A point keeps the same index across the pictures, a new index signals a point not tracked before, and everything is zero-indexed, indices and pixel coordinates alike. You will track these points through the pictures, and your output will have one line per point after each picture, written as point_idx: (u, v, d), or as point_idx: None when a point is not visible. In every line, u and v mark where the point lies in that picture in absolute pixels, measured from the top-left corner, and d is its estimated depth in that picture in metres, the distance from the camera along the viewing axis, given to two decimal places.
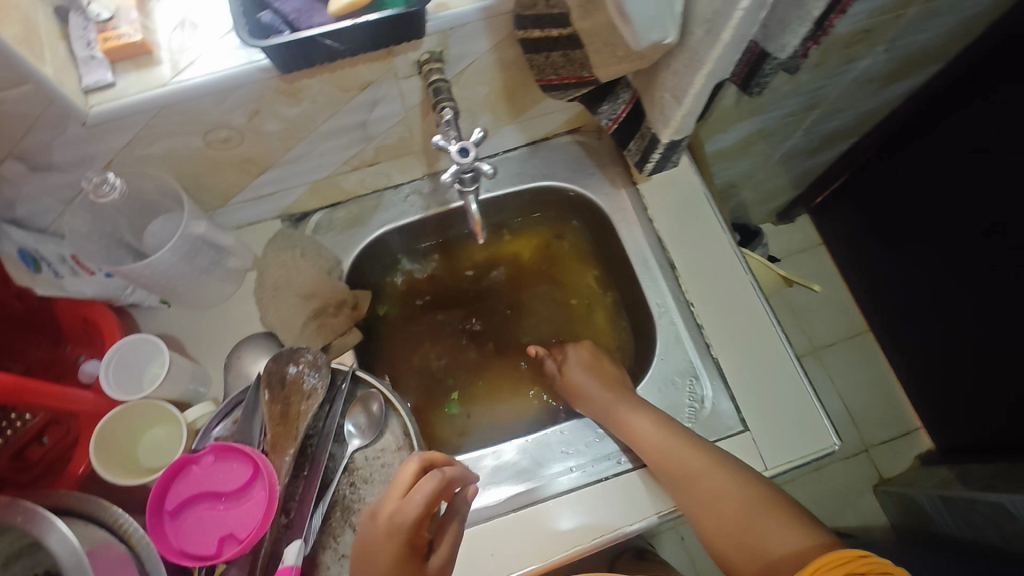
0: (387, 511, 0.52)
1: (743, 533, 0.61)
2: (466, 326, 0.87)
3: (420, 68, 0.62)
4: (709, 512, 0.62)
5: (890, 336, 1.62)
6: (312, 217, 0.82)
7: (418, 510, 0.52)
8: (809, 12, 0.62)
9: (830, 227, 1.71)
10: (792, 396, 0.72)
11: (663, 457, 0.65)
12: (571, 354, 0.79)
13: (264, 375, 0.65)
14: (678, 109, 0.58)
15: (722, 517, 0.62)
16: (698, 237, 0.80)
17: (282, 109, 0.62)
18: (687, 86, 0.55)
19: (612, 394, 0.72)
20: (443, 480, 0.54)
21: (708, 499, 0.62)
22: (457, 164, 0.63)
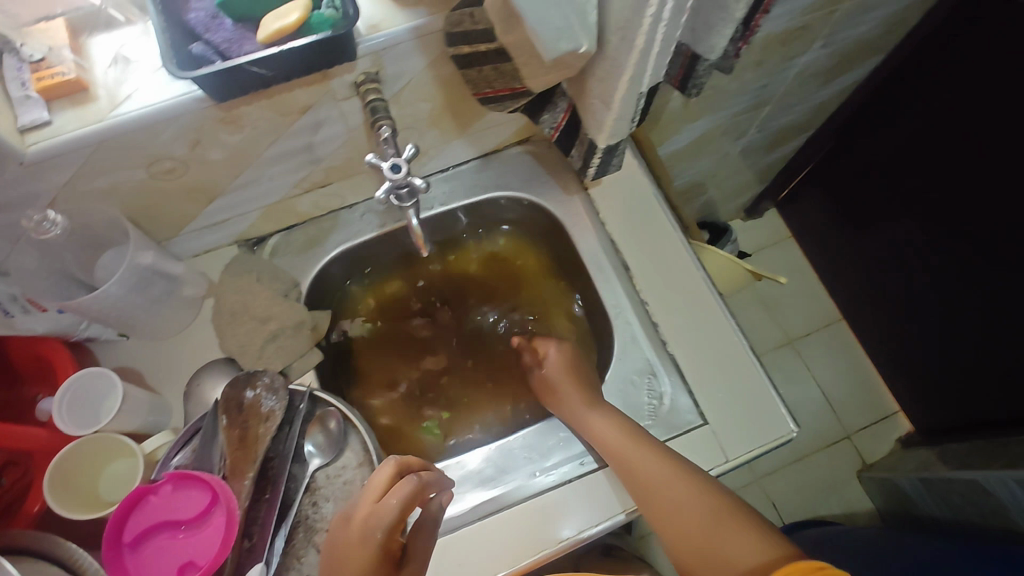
0: (362, 514, 0.54)
1: (698, 538, 0.59)
2: (431, 340, 0.88)
3: (358, 89, 0.63)
4: (664, 513, 0.62)
5: (862, 323, 1.65)
6: (268, 241, 0.83)
7: (394, 514, 0.54)
8: (731, 14, 0.64)
9: (798, 218, 1.73)
10: (749, 387, 0.74)
11: (620, 453, 0.66)
12: (552, 349, 0.80)
13: (221, 401, 0.65)
14: (608, 114, 0.59)
15: (677, 519, 0.61)
16: (650, 236, 0.82)
17: (224, 137, 0.63)
18: (613, 91, 0.56)
19: (585, 395, 0.72)
20: (418, 483, 0.56)
21: (662, 499, 0.62)
22: (390, 180, 0.64)
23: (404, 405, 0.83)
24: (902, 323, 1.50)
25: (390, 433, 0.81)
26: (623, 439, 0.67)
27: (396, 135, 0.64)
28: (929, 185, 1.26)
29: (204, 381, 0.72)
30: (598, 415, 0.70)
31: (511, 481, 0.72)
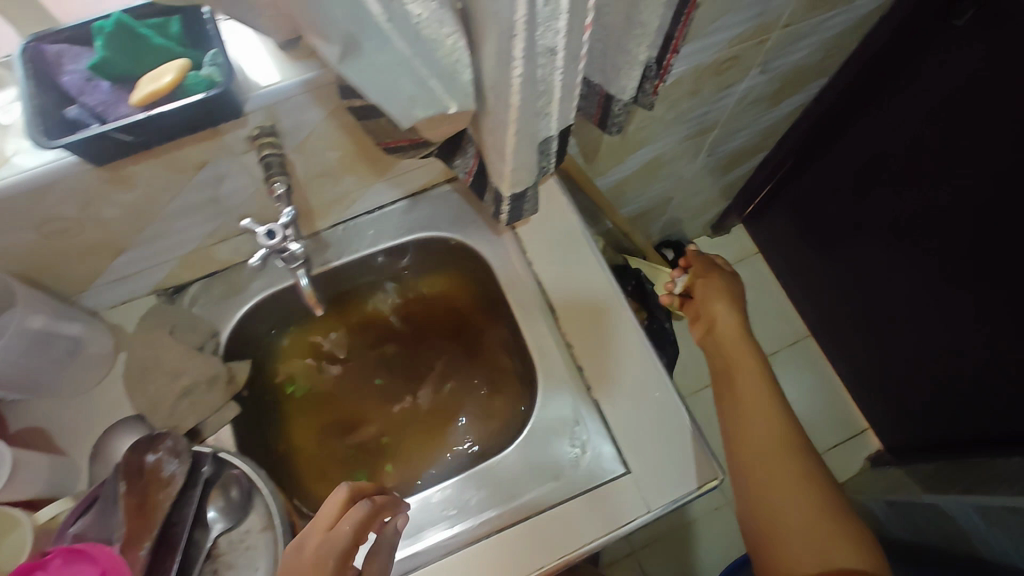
0: (313, 543, 0.56)
1: (768, 480, 0.69)
2: (360, 383, 0.85)
3: (253, 143, 0.62)
4: (755, 447, 0.71)
5: (831, 340, 1.61)
6: (188, 289, 0.81)
7: (346, 541, 0.55)
8: (635, 57, 0.63)
9: (764, 234, 1.71)
10: (673, 432, 0.72)
11: (751, 386, 0.77)
12: (716, 284, 0.91)
13: (121, 464, 0.63)
14: (504, 164, 0.58)
15: (760, 458, 0.71)
16: (574, 278, 0.80)
17: (116, 196, 0.61)
18: (504, 144, 0.55)
19: (750, 349, 0.82)
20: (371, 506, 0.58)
21: (759, 438, 0.72)
22: (265, 245, 0.66)
23: (328, 455, 0.81)
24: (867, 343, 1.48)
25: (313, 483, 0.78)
26: (759, 380, 0.77)
27: (290, 191, 0.65)
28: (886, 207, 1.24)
29: (114, 441, 0.70)
30: (738, 330, 0.84)
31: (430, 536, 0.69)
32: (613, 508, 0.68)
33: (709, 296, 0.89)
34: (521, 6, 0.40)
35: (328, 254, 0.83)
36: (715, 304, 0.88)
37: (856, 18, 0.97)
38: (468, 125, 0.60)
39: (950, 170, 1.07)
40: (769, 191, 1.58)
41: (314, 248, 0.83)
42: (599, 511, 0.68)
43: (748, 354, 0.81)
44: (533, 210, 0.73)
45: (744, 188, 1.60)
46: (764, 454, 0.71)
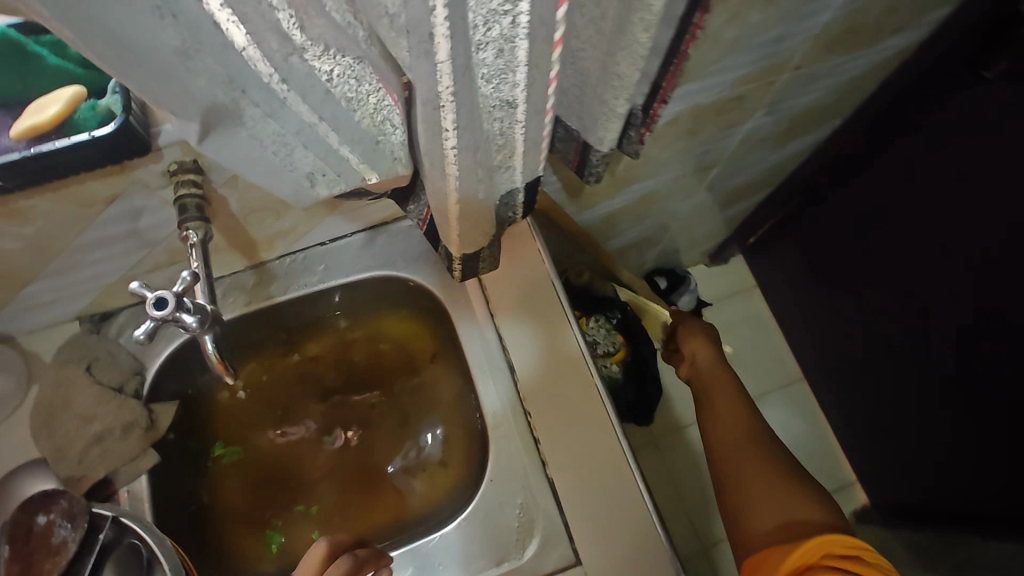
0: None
1: (738, 466, 0.68)
2: (301, 435, 0.78)
3: (171, 179, 0.55)
4: (724, 440, 0.72)
5: (822, 389, 1.52)
6: (117, 318, 0.74)
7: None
8: (614, 109, 0.55)
9: (763, 268, 1.62)
10: (633, 519, 0.64)
11: (719, 389, 0.79)
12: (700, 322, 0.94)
13: (6, 527, 0.56)
14: (450, 229, 0.51)
15: (731, 450, 0.70)
16: (542, 336, 0.72)
17: (11, 229, 0.54)
18: (444, 206, 0.47)
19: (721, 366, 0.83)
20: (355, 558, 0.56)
21: (726, 435, 0.72)
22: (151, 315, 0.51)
23: (257, 515, 0.74)
24: (857, 398, 1.39)
25: (238, 544, 0.72)
26: (719, 388, 0.79)
27: (207, 242, 0.59)
28: (888, 261, 1.16)
29: (12, 489, 0.64)
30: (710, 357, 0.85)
31: None
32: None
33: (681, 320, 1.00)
34: (446, 76, 0.32)
35: (273, 288, 0.76)
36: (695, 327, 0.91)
37: (877, 60, 0.89)
38: (414, 176, 0.53)
39: (969, 228, 0.98)
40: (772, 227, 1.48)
41: (258, 281, 0.76)
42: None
43: (723, 372, 0.82)
44: (490, 263, 0.67)
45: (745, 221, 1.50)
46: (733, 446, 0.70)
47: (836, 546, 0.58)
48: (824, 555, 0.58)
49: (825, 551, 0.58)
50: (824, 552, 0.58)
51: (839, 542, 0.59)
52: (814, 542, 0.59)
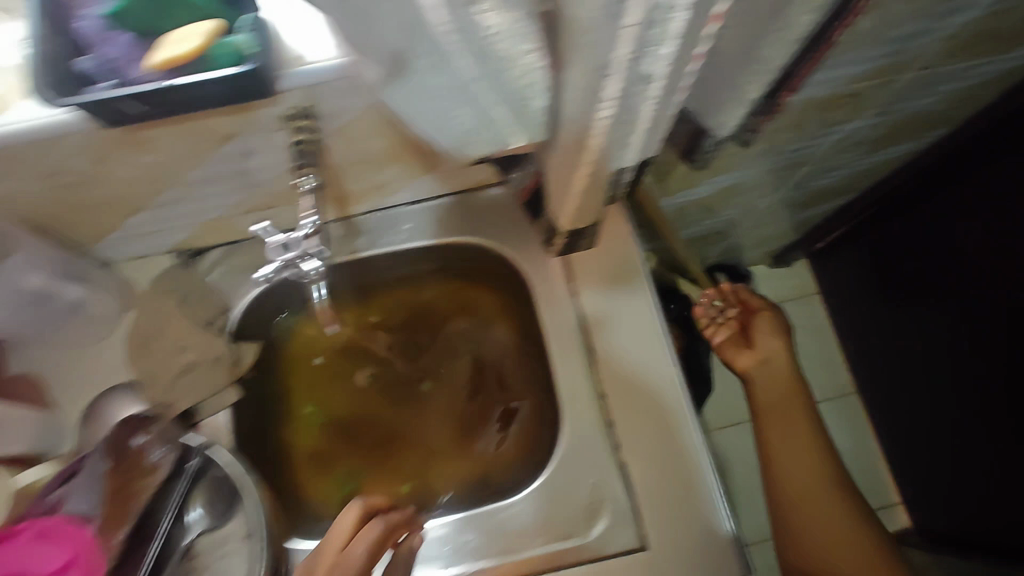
0: (325, 564, 0.55)
1: (807, 508, 0.66)
2: (377, 393, 0.79)
3: (288, 123, 0.55)
4: (795, 478, 0.68)
5: (873, 404, 1.48)
6: (208, 255, 0.75)
7: (362, 560, 0.55)
8: (745, 94, 0.53)
9: (828, 273, 1.53)
10: (701, 512, 0.65)
11: (790, 417, 0.72)
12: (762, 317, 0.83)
13: (106, 441, 0.60)
14: (568, 201, 0.50)
15: (799, 489, 0.67)
16: (625, 325, 0.72)
17: (132, 157, 0.55)
18: (569, 178, 0.47)
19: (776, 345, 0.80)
20: (385, 525, 0.58)
21: (789, 470, 0.69)
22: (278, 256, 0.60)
23: (333, 464, 0.76)
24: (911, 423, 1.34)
25: (317, 493, 0.74)
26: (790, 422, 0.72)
27: (319, 185, 0.60)
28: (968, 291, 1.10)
29: (109, 404, 0.67)
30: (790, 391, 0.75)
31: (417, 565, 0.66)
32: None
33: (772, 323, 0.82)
34: (624, 42, 0.31)
35: (359, 242, 0.77)
36: (773, 341, 0.80)
37: (1008, 68, 0.83)
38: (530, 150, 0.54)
39: None
40: (843, 234, 1.40)
41: (346, 233, 0.77)
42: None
43: (795, 395, 0.75)
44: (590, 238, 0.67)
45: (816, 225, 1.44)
46: (801, 485, 0.67)
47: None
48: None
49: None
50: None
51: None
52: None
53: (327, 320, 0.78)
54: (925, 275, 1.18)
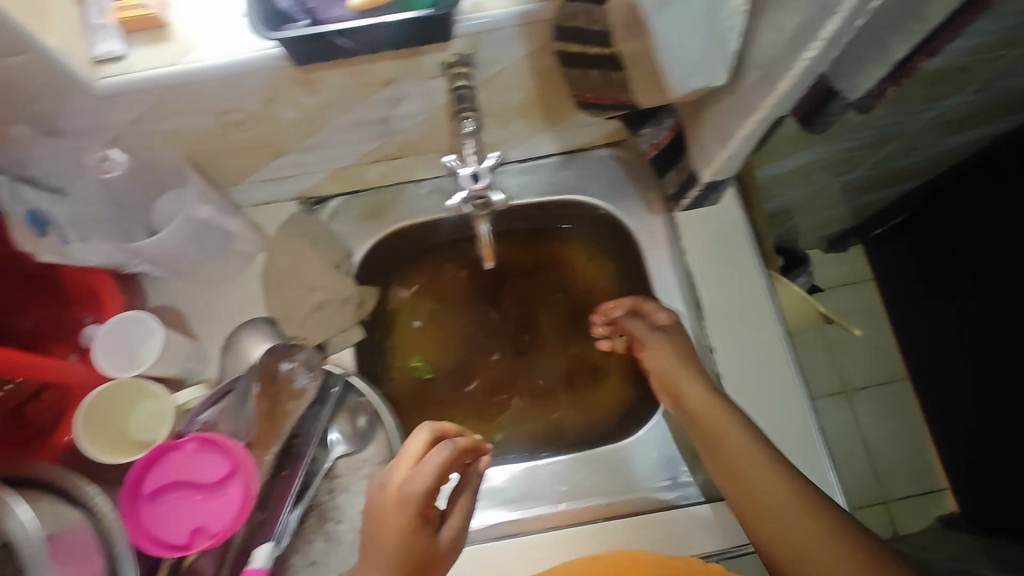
0: (397, 480, 0.51)
1: (790, 538, 0.51)
2: (474, 351, 0.81)
3: (447, 70, 0.57)
4: (751, 500, 0.55)
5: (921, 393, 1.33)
6: (329, 203, 0.78)
7: (429, 482, 0.50)
8: (889, 55, 0.54)
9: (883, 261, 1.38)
10: (801, 458, 0.70)
11: (713, 430, 0.60)
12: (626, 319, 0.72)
13: (257, 366, 0.65)
14: (722, 151, 0.53)
15: (753, 513, 0.54)
16: (730, 283, 0.76)
17: (299, 98, 0.58)
18: (734, 128, 0.49)
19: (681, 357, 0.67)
20: (454, 450, 0.52)
21: (783, 515, 0.52)
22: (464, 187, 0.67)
23: (436, 411, 0.78)
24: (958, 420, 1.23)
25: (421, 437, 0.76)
26: (727, 423, 0.60)
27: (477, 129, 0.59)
28: None
29: (244, 339, 0.71)
30: (702, 390, 0.63)
31: (533, 501, 0.70)
32: (672, 536, 0.66)
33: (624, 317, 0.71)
34: None
35: None
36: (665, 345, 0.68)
37: None
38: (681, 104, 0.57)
39: None
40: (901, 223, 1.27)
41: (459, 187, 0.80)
42: (661, 529, 0.66)
43: (718, 406, 0.61)
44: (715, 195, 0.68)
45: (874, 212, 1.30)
46: (753, 506, 0.55)
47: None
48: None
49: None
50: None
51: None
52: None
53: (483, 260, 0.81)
54: (991, 256, 1.07)
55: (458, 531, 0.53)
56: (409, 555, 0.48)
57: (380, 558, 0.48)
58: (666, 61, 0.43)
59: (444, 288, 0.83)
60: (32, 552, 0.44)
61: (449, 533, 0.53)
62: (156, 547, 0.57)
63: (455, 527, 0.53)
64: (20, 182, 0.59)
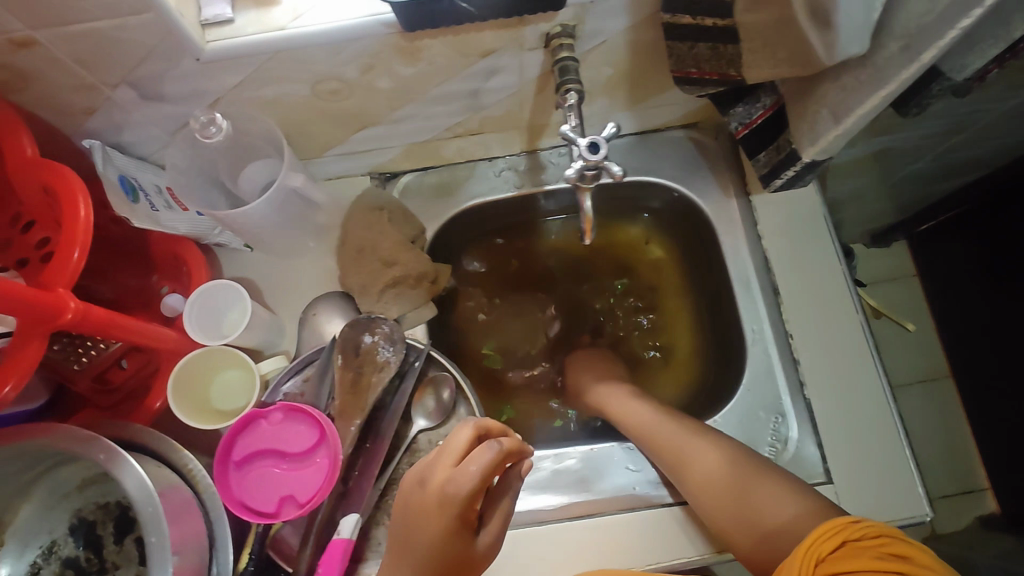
0: (438, 479, 0.48)
1: (745, 506, 0.55)
2: (538, 332, 0.83)
3: (548, 42, 0.56)
4: (706, 492, 0.58)
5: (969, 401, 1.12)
6: (402, 177, 0.78)
7: (471, 486, 0.47)
8: (1011, 32, 0.48)
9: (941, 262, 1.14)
10: (881, 451, 0.67)
11: (652, 435, 0.64)
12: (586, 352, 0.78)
13: (339, 339, 0.65)
14: (834, 128, 0.52)
15: (714, 502, 0.57)
16: (808, 269, 0.73)
17: (397, 67, 0.58)
18: (855, 105, 0.48)
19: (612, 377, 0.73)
20: (500, 453, 0.47)
21: (722, 487, 0.57)
22: (580, 155, 0.50)
23: (506, 390, 0.80)
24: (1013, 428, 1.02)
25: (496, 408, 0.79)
26: (681, 434, 0.62)
27: (580, 103, 0.57)
28: None
29: (320, 312, 0.71)
30: (655, 415, 0.66)
31: (607, 481, 0.69)
32: (654, 537, 0.66)
33: (576, 362, 0.78)
34: None
35: (545, 176, 0.79)
36: (589, 380, 0.74)
37: None
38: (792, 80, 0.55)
39: None
40: (950, 219, 1.08)
41: (532, 166, 0.79)
42: (642, 529, 0.66)
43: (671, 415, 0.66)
44: (807, 179, 0.67)
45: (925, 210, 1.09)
46: (712, 496, 0.58)
47: (853, 535, 0.45)
48: (842, 549, 0.45)
49: (828, 540, 0.45)
50: (836, 549, 0.45)
51: (855, 542, 0.44)
52: (825, 532, 0.46)
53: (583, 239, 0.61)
54: None
55: (496, 536, 0.50)
56: (442, 552, 0.48)
57: (420, 551, 0.48)
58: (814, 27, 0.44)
59: (514, 272, 0.84)
60: (150, 513, 0.47)
61: (488, 539, 0.50)
62: (245, 513, 0.56)
63: (493, 530, 0.50)
64: (115, 149, 0.61)
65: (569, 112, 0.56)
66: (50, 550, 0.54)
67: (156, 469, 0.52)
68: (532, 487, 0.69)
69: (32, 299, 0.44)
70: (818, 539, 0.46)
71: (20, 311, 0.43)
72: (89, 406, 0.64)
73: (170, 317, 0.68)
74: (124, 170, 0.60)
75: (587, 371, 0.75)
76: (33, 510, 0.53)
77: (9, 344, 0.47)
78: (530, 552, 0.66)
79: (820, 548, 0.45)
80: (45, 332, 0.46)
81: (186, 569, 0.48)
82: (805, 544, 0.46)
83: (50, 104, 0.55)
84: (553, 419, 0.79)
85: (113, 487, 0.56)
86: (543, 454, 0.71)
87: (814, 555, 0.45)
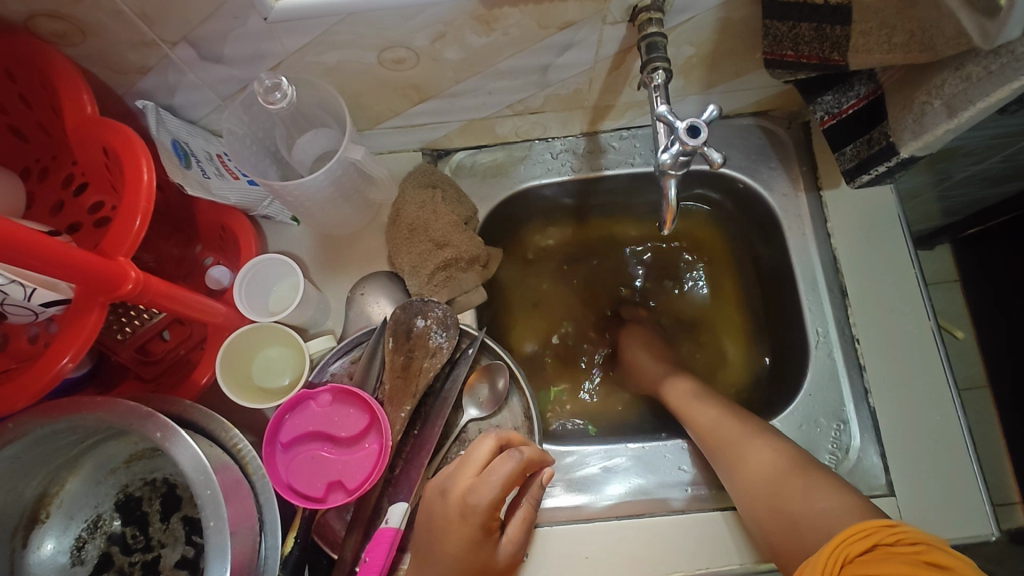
0: (459, 488, 0.47)
1: (782, 498, 0.52)
2: (591, 320, 0.81)
3: (634, 15, 0.52)
4: (748, 484, 0.56)
5: (1008, 411, 0.96)
6: (455, 155, 0.76)
7: (493, 496, 0.46)
8: None
9: (981, 268, 0.99)
10: (945, 464, 0.63)
11: (703, 422, 0.62)
12: (634, 342, 0.76)
13: (391, 321, 0.62)
14: (946, 123, 0.50)
15: (752, 493, 0.55)
16: (880, 271, 0.69)
17: (470, 37, 0.54)
18: (979, 97, 0.46)
19: (663, 367, 0.71)
20: (522, 464, 0.47)
21: (765, 479, 0.54)
22: (677, 140, 0.50)
23: (550, 380, 0.78)
24: None
25: (539, 389, 0.77)
26: (732, 425, 0.60)
27: (666, 83, 0.55)
28: None
29: (368, 291, 0.68)
30: (712, 409, 0.63)
31: (659, 482, 0.66)
32: (686, 547, 0.61)
33: (632, 337, 0.76)
34: None
35: (604, 160, 0.75)
36: (651, 364, 0.72)
37: None
38: (912, 66, 0.51)
39: None
40: (1002, 224, 0.92)
41: (591, 150, 0.75)
42: (675, 535, 0.62)
43: (722, 404, 0.63)
44: (895, 178, 0.63)
45: (996, 209, 0.90)
46: (753, 488, 0.55)
47: (885, 539, 0.42)
48: (871, 553, 0.42)
49: (856, 543, 0.43)
50: (864, 552, 0.42)
51: (887, 546, 0.42)
52: (854, 533, 0.44)
53: (663, 227, 0.58)
54: None
55: (518, 544, 0.50)
56: (467, 562, 0.47)
57: (443, 562, 0.46)
58: (957, 7, 0.41)
59: (561, 260, 0.81)
60: (207, 496, 0.45)
61: (509, 547, 0.50)
62: (291, 496, 0.53)
63: (515, 537, 0.50)
64: (166, 111, 0.58)
65: (655, 94, 0.54)
66: (96, 524, 0.54)
67: (208, 446, 0.50)
68: (577, 484, 0.66)
69: (93, 268, 0.42)
70: (846, 541, 0.43)
71: (83, 278, 0.42)
72: (131, 378, 0.62)
73: (214, 290, 0.66)
74: (177, 135, 0.57)
75: (644, 349, 0.74)
76: (79, 484, 0.54)
77: (68, 313, 0.45)
78: (577, 551, 0.62)
79: (846, 550, 0.43)
80: (105, 301, 0.44)
81: (239, 553, 0.47)
82: (831, 545, 0.44)
83: (107, 61, 0.52)
84: (592, 415, 0.76)
85: (159, 462, 0.55)
86: (587, 450, 0.68)
87: (840, 556, 0.43)
